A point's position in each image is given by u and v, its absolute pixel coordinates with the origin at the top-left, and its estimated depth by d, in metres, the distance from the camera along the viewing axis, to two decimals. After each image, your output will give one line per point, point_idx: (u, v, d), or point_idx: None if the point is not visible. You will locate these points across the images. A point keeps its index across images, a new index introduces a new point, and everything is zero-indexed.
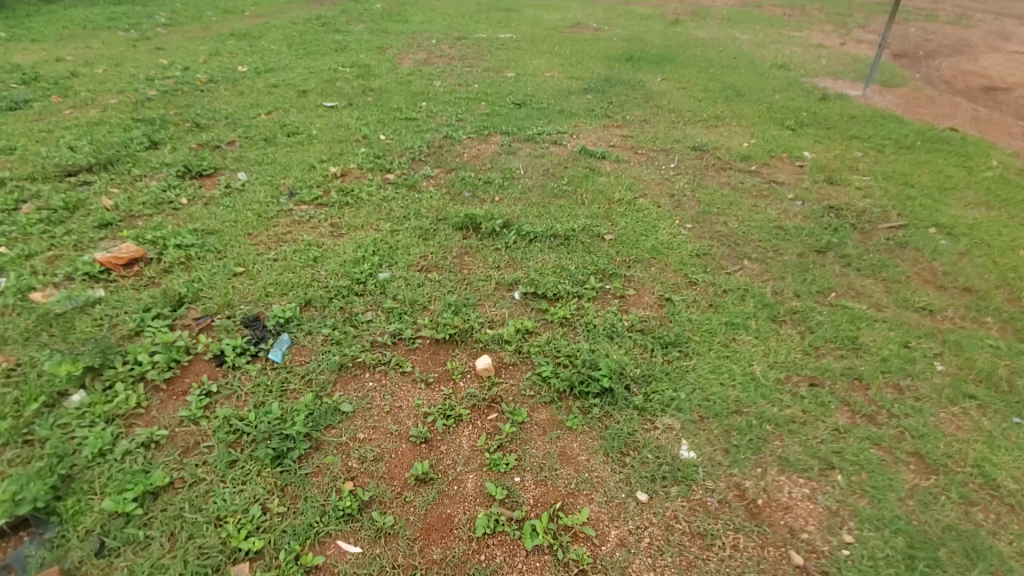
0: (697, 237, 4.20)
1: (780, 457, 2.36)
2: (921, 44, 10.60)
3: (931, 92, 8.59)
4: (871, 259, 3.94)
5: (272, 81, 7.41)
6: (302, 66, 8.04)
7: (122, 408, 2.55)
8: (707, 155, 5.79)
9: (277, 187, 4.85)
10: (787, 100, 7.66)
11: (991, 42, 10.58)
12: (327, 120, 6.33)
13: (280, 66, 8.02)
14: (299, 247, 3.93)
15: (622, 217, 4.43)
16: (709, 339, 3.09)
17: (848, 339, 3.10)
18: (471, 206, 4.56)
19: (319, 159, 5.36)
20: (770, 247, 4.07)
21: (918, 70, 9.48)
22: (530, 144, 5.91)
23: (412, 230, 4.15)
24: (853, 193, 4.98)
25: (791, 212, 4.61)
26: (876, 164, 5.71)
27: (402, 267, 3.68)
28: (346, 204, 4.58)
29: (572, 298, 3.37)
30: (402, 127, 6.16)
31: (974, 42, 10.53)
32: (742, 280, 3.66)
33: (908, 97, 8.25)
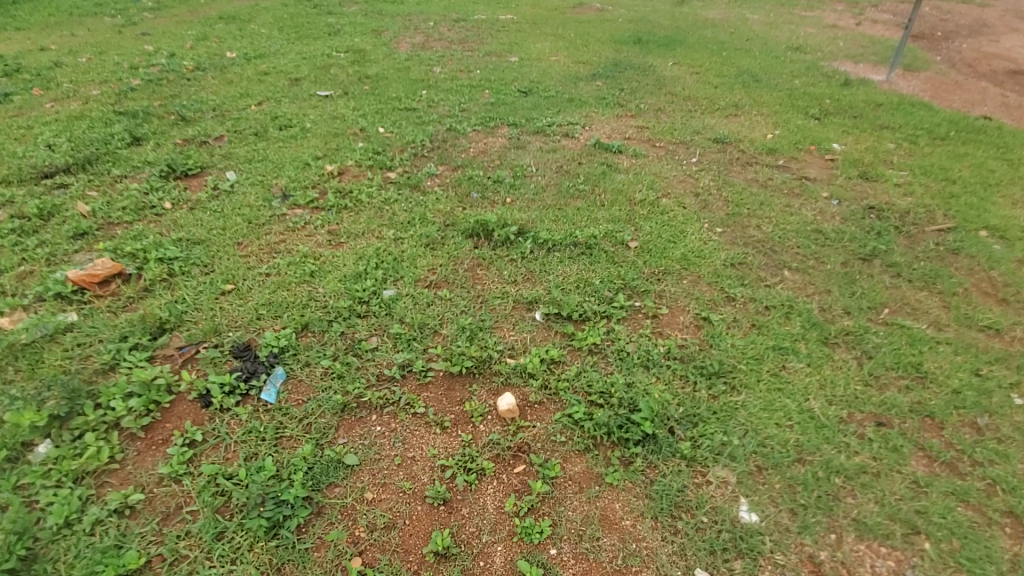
0: (729, 243, 3.85)
1: (857, 520, 2.05)
2: (940, 23, 10.13)
3: (956, 75, 8.17)
4: (923, 267, 3.61)
5: (262, 68, 6.95)
6: (294, 51, 7.56)
7: (91, 465, 2.21)
8: (731, 147, 5.39)
9: (269, 188, 4.46)
10: (808, 86, 7.23)
11: (1012, 20, 10.12)
12: (321, 111, 5.89)
13: (270, 52, 7.54)
14: (294, 259, 3.56)
15: (646, 220, 4.06)
16: (756, 367, 2.76)
17: (911, 367, 2.78)
18: (481, 209, 4.18)
19: (313, 156, 4.95)
20: (810, 255, 3.73)
21: (940, 51, 9.03)
22: (540, 137, 5.50)
23: (418, 238, 3.78)
24: (892, 190, 4.61)
25: (828, 213, 4.25)
26: (910, 157, 5.34)
27: (408, 282, 3.33)
28: (344, 207, 4.20)
29: (600, 319, 3.03)
30: (402, 119, 5.74)
31: (996, 21, 10.07)
32: (784, 294, 3.31)
33: (933, 81, 7.84)
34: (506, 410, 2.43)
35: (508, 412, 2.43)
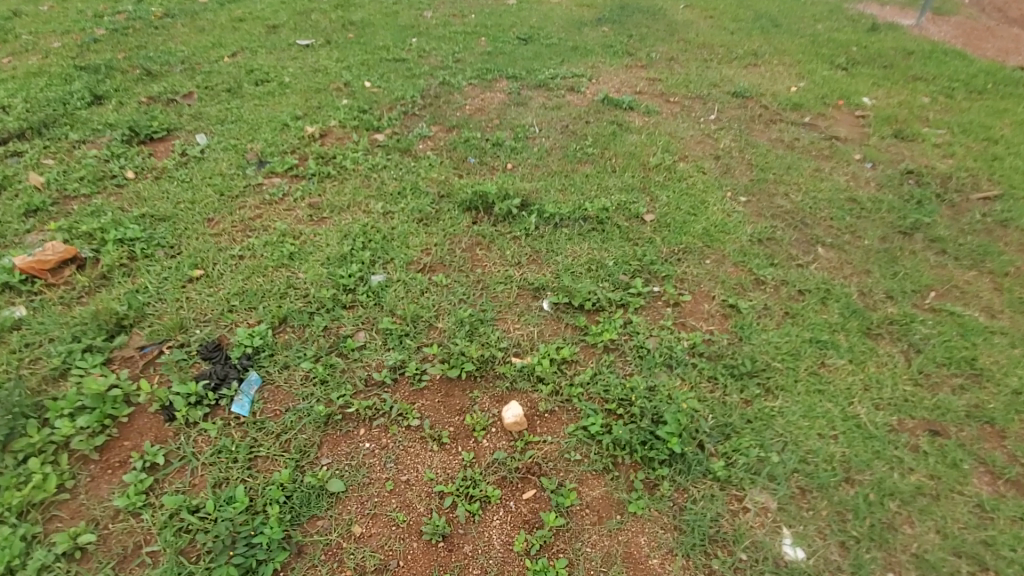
0: (755, 214, 3.47)
1: (917, 556, 1.80)
2: None
3: (990, 19, 7.53)
4: (970, 242, 3.25)
5: (236, 14, 6.29)
6: None
7: (37, 496, 1.93)
8: (752, 102, 4.90)
9: (243, 154, 4.01)
10: (833, 31, 6.62)
11: None
12: (301, 63, 5.33)
13: None
14: (271, 238, 3.18)
15: (663, 188, 3.66)
16: (792, 364, 2.45)
17: (966, 362, 2.48)
18: (479, 177, 3.77)
19: (292, 115, 4.45)
20: (845, 228, 3.35)
21: None
22: (543, 92, 4.99)
23: (409, 212, 3.38)
24: (931, 151, 4.18)
25: (862, 178, 3.85)
26: (948, 113, 4.87)
27: (399, 266, 2.96)
28: (326, 175, 3.77)
29: (614, 308, 2.69)
30: (390, 72, 5.19)
31: None
32: (819, 276, 2.97)
33: (966, 26, 7.22)
34: (512, 422, 2.14)
35: (514, 424, 2.14)
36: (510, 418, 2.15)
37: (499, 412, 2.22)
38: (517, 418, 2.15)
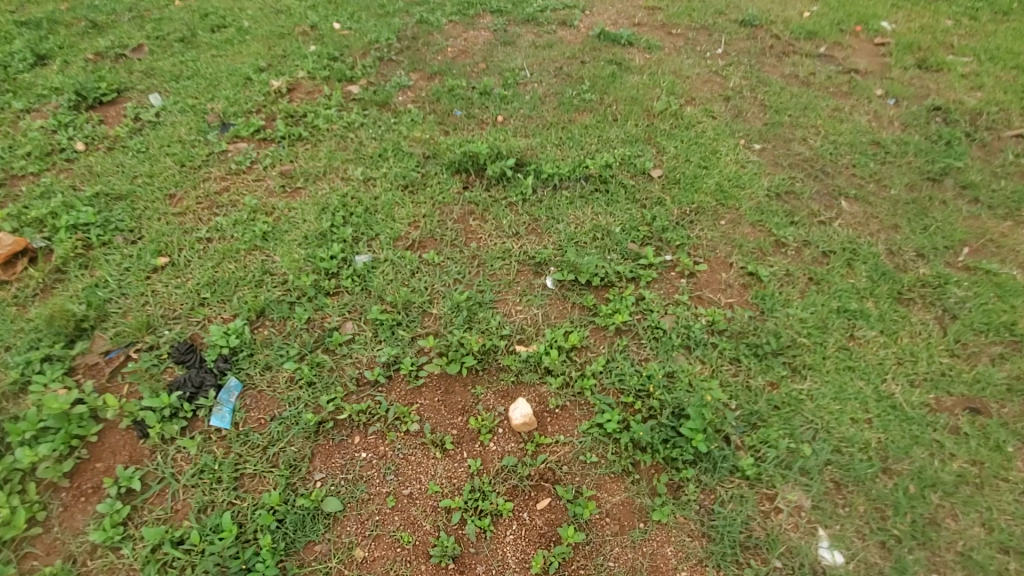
0: (771, 163, 3.16)
1: (963, 555, 1.68)
2: None
3: None
4: (1004, 188, 2.99)
5: None
6: None
7: (4, 534, 1.76)
8: (762, 32, 4.45)
9: (203, 115, 3.59)
10: None
11: None
12: (261, 3, 4.74)
13: None
14: (240, 216, 2.86)
15: (670, 136, 3.30)
16: (820, 339, 2.25)
17: (1005, 328, 2.29)
18: (468, 132, 3.40)
19: (255, 66, 3.97)
20: (869, 175, 3.06)
21: None
22: (532, 28, 4.49)
23: (392, 178, 3.05)
24: (958, 83, 3.83)
25: (883, 117, 3.51)
26: (972, 38, 4.46)
27: (386, 244, 2.68)
28: (298, 138, 3.39)
29: (624, 283, 2.45)
30: (360, 9, 4.63)
31: None
32: (845, 234, 2.71)
33: None
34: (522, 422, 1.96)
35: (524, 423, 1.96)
36: (519, 416, 1.97)
37: (506, 411, 2.03)
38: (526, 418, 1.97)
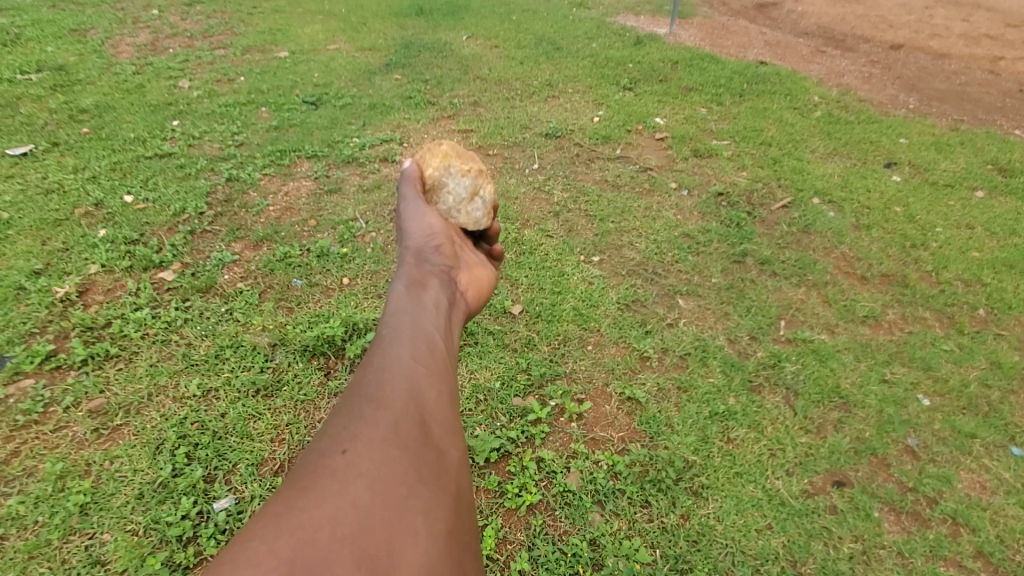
0: (613, 273, 3.29)
1: None
2: None
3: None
4: (789, 258, 3.39)
5: None
6: None
7: None
8: (567, 126, 4.51)
9: (9, 382, 2.64)
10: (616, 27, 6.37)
11: None
12: (51, 202, 3.63)
13: None
14: (44, 489, 2.28)
15: (517, 266, 3.31)
16: (706, 452, 2.44)
17: (833, 393, 2.68)
18: (313, 304, 3.09)
19: (93, 314, 2.94)
20: (692, 269, 3.31)
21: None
22: (355, 169, 4.06)
23: (238, 383, 2.68)
24: (726, 165, 4.11)
25: (684, 208, 3.74)
26: (724, 120, 4.65)
27: (248, 475, 2.36)
28: (106, 357, 2.77)
29: (521, 448, 2.45)
30: (156, 174, 3.91)
31: None
32: (691, 332, 2.95)
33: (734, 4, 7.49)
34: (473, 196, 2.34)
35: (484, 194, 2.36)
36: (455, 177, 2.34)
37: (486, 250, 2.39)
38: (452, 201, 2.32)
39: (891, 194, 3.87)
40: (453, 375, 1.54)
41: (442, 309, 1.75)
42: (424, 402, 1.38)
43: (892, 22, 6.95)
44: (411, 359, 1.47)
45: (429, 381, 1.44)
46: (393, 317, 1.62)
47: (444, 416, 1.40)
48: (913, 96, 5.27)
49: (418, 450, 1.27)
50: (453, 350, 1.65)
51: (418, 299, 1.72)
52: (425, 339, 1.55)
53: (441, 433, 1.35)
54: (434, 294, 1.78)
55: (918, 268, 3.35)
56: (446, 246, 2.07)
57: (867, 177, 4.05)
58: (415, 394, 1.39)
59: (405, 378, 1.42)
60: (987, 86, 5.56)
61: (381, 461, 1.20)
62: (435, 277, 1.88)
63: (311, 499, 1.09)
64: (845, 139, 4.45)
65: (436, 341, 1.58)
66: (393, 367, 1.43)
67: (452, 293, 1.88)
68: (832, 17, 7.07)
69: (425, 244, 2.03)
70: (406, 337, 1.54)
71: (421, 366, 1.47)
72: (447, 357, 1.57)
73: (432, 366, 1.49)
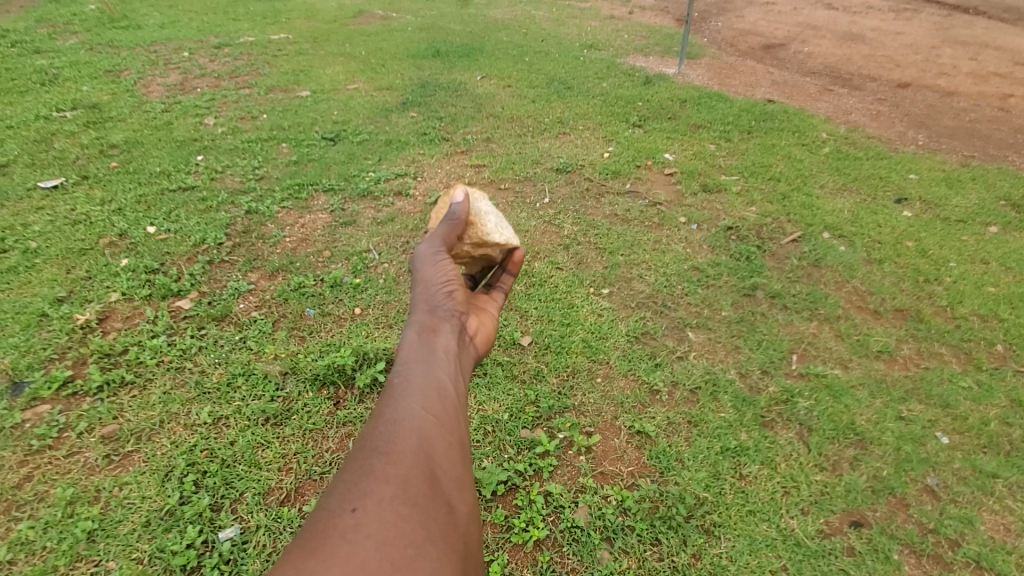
0: (622, 306, 3.29)
1: None
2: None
3: (750, 33, 8.19)
4: (800, 292, 3.38)
5: None
6: (25, 128, 4.98)
7: None
8: (577, 161, 4.61)
9: (27, 407, 2.70)
10: (626, 66, 6.56)
11: None
12: (78, 233, 3.76)
13: None
14: (53, 515, 2.29)
15: (527, 298, 3.34)
16: (718, 489, 2.39)
17: (848, 429, 2.62)
18: (325, 333, 3.13)
19: (111, 340, 3.01)
20: (701, 302, 3.31)
21: (724, 15, 9.06)
22: (370, 202, 4.16)
23: (249, 412, 2.70)
24: (736, 200, 4.15)
25: (694, 242, 3.77)
26: (732, 156, 4.72)
27: (254, 504, 2.36)
28: (121, 384, 2.81)
29: (529, 481, 2.42)
30: (179, 206, 4.05)
31: None
32: (701, 365, 2.93)
33: (741, 45, 7.69)
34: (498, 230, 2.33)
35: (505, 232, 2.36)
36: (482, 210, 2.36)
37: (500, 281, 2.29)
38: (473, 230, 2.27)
39: (902, 229, 3.86)
40: (462, 428, 1.54)
41: (454, 356, 1.75)
42: (433, 457, 1.37)
43: (898, 61, 7.07)
44: (422, 411, 1.46)
45: (439, 434, 1.44)
46: (405, 364, 1.62)
47: (453, 471, 1.39)
48: (922, 133, 5.32)
49: (428, 507, 1.26)
50: (463, 400, 1.65)
51: (431, 345, 1.72)
52: (436, 389, 1.55)
53: (450, 488, 1.35)
54: (447, 339, 1.78)
55: (932, 302, 3.31)
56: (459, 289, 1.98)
57: (878, 212, 4.05)
58: (425, 448, 1.38)
59: (417, 430, 1.41)
60: (997, 123, 5.60)
61: (392, 519, 1.19)
62: (449, 318, 1.86)
63: (322, 560, 1.07)
64: (854, 175, 4.48)
65: (447, 392, 1.58)
66: (404, 419, 1.43)
67: (464, 337, 1.87)
68: (838, 57, 7.21)
69: (437, 285, 1.93)
70: (418, 387, 1.54)
71: (432, 418, 1.47)
72: (457, 407, 1.57)
73: (442, 418, 1.49)
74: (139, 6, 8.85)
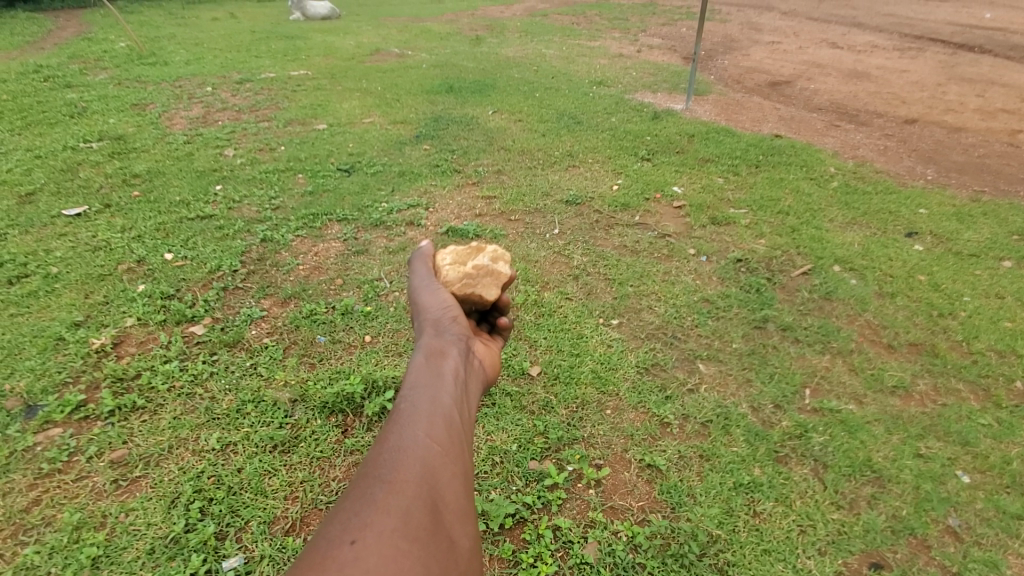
0: (632, 337, 3.29)
1: None
2: (717, 32, 10.67)
3: (756, 70, 8.36)
4: (812, 325, 3.35)
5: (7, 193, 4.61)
6: (53, 158, 5.16)
7: None
8: (587, 193, 4.67)
9: (38, 430, 2.71)
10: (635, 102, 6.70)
11: (748, 29, 10.87)
12: (98, 259, 3.85)
13: (12, 163, 5.08)
14: (59, 539, 2.29)
15: (536, 328, 3.34)
16: (731, 526, 2.34)
17: (864, 465, 2.57)
18: (334, 360, 3.14)
19: (124, 365, 3.03)
20: (712, 333, 3.30)
21: (730, 54, 9.27)
22: (383, 232, 4.23)
23: (257, 439, 2.70)
24: (745, 233, 4.16)
25: (703, 274, 3.78)
26: (741, 189, 4.77)
27: (259, 534, 2.33)
28: (132, 409, 2.83)
29: (537, 514, 2.38)
30: (197, 234, 4.14)
31: (759, 28, 10.89)
32: (712, 398, 2.89)
33: (748, 83, 7.84)
34: (490, 259, 2.24)
35: (498, 260, 2.28)
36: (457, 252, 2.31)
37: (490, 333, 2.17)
38: (457, 261, 2.22)
39: (913, 263, 3.84)
40: (469, 456, 1.49)
41: (463, 380, 1.71)
42: (436, 488, 1.33)
43: (904, 98, 7.17)
44: (427, 440, 1.42)
45: (444, 463, 1.39)
46: (411, 390, 1.59)
47: (456, 504, 1.34)
48: (931, 168, 5.35)
49: (426, 543, 1.21)
50: (472, 426, 1.59)
51: (439, 368, 1.68)
52: (442, 416, 1.50)
53: (452, 522, 1.29)
54: (455, 362, 1.73)
55: (947, 337, 3.27)
56: (461, 317, 1.96)
57: (889, 245, 4.05)
58: (429, 478, 1.34)
59: (420, 460, 1.37)
60: (1006, 158, 5.62)
61: (389, 556, 1.14)
62: (456, 342, 1.83)
63: None
64: (864, 209, 4.49)
65: (454, 418, 1.54)
66: (408, 448, 1.39)
67: (473, 362, 1.81)
68: (844, 94, 7.33)
69: (441, 316, 1.93)
70: (424, 413, 1.50)
71: (437, 446, 1.42)
72: (464, 435, 1.52)
73: (449, 446, 1.44)
74: (167, 44, 9.25)
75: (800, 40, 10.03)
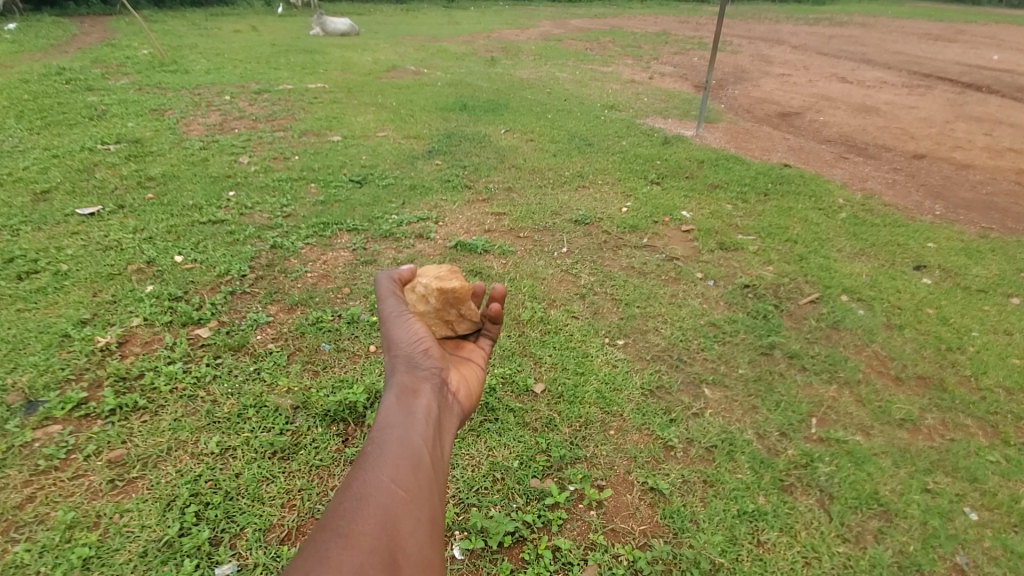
0: (637, 357, 3.27)
1: None
2: (728, 63, 10.84)
3: (766, 101, 8.46)
4: (818, 353, 3.33)
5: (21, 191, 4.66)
6: (69, 158, 5.23)
7: None
8: (596, 215, 4.69)
9: (37, 427, 2.69)
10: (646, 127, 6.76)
11: (758, 62, 11.05)
12: (107, 258, 3.87)
13: (29, 161, 5.14)
14: (51, 538, 2.25)
15: (541, 345, 3.33)
16: (735, 554, 2.29)
17: (871, 498, 2.52)
18: (338, 369, 3.13)
19: (127, 365, 3.02)
20: (718, 358, 3.28)
21: (740, 84, 9.40)
22: (391, 244, 4.25)
23: (257, 444, 2.67)
24: (752, 259, 4.17)
25: (711, 297, 3.77)
26: (749, 215, 4.79)
27: (253, 541, 2.29)
28: (133, 409, 2.81)
29: (537, 533, 2.34)
30: (207, 238, 4.17)
31: (768, 61, 11.06)
32: (717, 423, 2.86)
33: (757, 113, 7.93)
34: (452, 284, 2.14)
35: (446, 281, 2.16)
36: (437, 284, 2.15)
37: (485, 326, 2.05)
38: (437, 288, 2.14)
39: (921, 297, 3.83)
40: (437, 498, 1.43)
41: (437, 414, 1.61)
42: (396, 539, 1.27)
43: (912, 134, 7.22)
44: (391, 486, 1.36)
45: (405, 511, 1.33)
46: (379, 429, 1.51)
47: (417, 553, 1.28)
48: (939, 203, 5.36)
49: None
50: (442, 466, 1.52)
51: (410, 405, 1.57)
52: (410, 457, 1.44)
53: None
54: (428, 396, 1.63)
55: (956, 371, 3.24)
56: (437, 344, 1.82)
57: (897, 278, 4.04)
58: (389, 529, 1.28)
59: (379, 510, 1.30)
60: (1014, 197, 5.63)
61: None
62: (431, 374, 1.71)
63: None
64: (872, 240, 4.49)
65: (423, 459, 1.47)
66: (369, 496, 1.32)
67: (450, 392, 1.71)
68: (854, 127, 7.39)
69: (416, 346, 1.75)
70: (390, 455, 1.43)
71: (401, 492, 1.36)
72: (432, 474, 1.46)
73: (414, 491, 1.38)
74: (188, 53, 9.45)
75: (810, 73, 10.14)
